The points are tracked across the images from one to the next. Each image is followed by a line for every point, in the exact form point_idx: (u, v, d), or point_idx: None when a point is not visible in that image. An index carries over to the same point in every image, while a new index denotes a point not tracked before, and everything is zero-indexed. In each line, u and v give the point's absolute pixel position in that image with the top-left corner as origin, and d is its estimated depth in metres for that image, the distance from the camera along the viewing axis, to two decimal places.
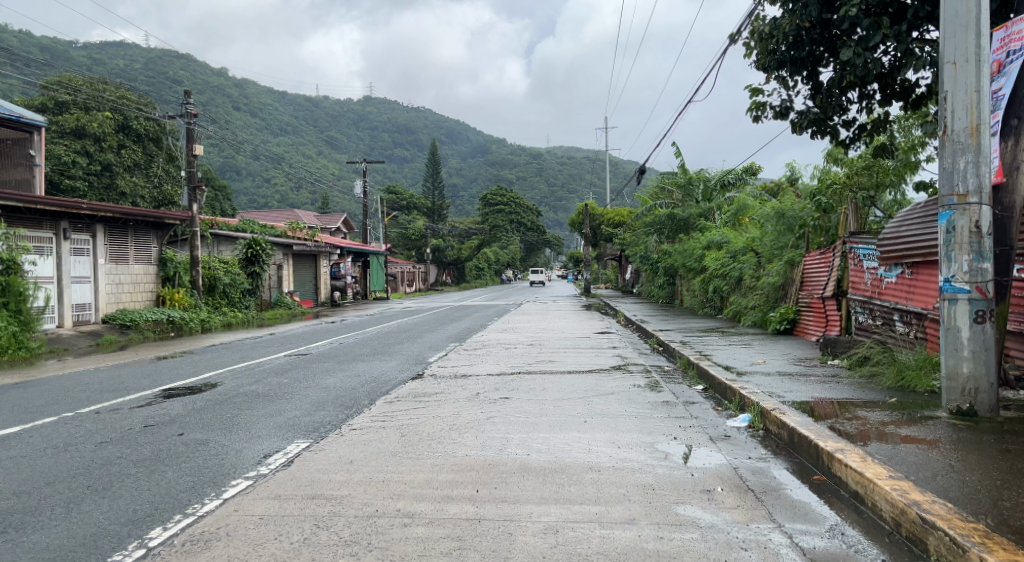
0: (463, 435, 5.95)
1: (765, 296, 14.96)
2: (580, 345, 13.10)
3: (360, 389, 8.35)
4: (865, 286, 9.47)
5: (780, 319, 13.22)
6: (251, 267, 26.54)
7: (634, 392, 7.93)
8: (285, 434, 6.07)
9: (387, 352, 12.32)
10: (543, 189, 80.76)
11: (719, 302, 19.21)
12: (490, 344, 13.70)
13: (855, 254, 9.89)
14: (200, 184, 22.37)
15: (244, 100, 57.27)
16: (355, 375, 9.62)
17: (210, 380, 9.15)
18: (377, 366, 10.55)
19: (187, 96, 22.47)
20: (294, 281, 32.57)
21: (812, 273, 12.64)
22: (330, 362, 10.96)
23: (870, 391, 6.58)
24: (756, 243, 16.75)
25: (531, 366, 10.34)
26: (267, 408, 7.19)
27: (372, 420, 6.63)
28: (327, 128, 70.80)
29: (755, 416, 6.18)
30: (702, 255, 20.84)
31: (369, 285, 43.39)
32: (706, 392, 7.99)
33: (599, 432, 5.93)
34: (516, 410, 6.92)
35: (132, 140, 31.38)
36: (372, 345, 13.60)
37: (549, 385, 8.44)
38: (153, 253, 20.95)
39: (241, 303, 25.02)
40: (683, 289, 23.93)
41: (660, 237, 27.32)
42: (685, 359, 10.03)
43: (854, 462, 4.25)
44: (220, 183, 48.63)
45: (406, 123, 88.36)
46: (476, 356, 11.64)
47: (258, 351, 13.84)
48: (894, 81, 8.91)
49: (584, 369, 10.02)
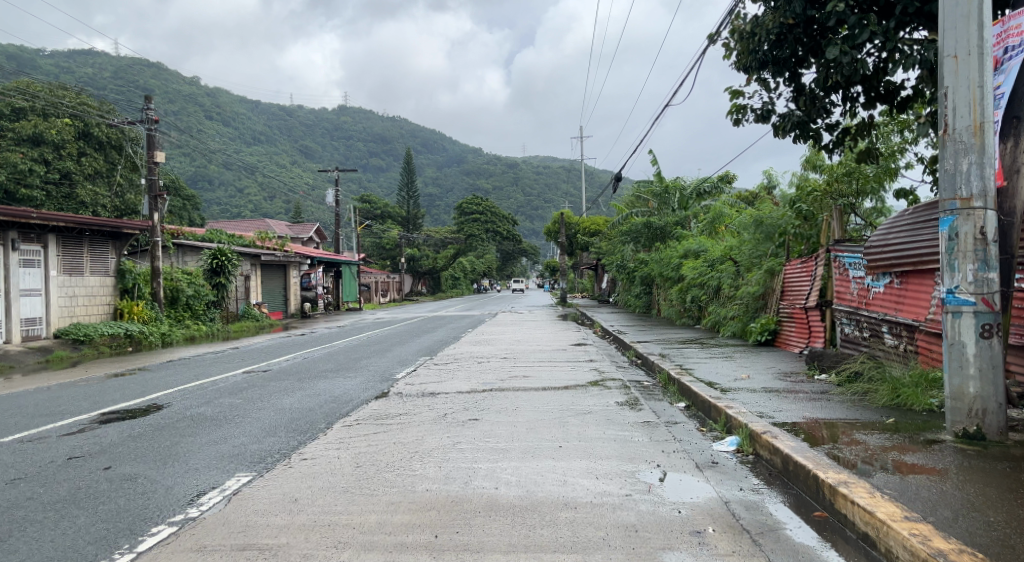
0: (425, 465, 5.38)
1: (745, 305, 14.55)
2: (554, 359, 12.57)
3: (318, 411, 7.73)
4: (851, 296, 9.08)
5: (761, 330, 12.86)
6: (217, 278, 25.67)
7: (613, 412, 7.42)
8: (226, 465, 5.44)
9: (352, 368, 11.71)
10: (519, 198, 80.36)
11: (697, 312, 18.85)
12: (461, 357, 13.12)
13: (840, 262, 9.49)
14: (161, 193, 21.58)
15: (215, 108, 56.32)
16: (314, 394, 8.99)
17: (156, 401, 8.47)
18: (339, 384, 9.92)
19: (148, 101, 21.69)
20: (263, 292, 31.73)
21: (793, 283, 12.29)
22: (290, 380, 10.31)
23: (864, 410, 6.14)
24: (734, 252, 16.43)
25: (504, 382, 9.80)
26: (212, 434, 6.55)
27: (327, 447, 6.04)
28: (301, 137, 69.84)
29: (743, 440, 5.70)
30: (679, 264, 20.47)
31: (341, 296, 42.57)
32: (689, 411, 7.50)
33: (576, 460, 5.40)
34: (486, 434, 6.36)
35: (93, 148, 30.39)
36: (338, 359, 12.96)
37: (521, 404, 7.90)
38: (110, 264, 20.07)
39: (205, 315, 24.16)
40: (660, 299, 23.55)
41: (637, 245, 27.02)
42: (664, 374, 9.56)
43: (861, 498, 3.79)
44: (189, 193, 47.58)
45: (381, 133, 87.77)
46: (446, 372, 11.05)
47: (216, 367, 13.14)
48: (879, 83, 8.57)
49: (559, 385, 9.51)
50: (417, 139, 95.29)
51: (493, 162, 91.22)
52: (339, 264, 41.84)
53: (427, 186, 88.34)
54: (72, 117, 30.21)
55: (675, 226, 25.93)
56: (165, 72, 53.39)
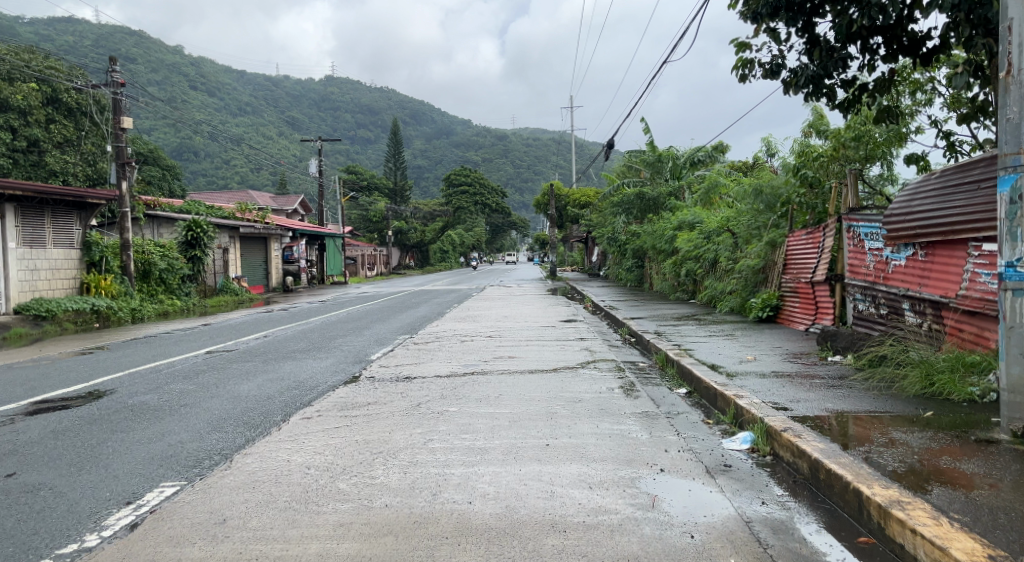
0: (388, 471, 4.56)
1: (743, 279, 13.78)
2: (542, 337, 11.77)
3: (276, 399, 6.88)
4: (866, 270, 8.26)
5: (761, 306, 12.15)
6: (192, 251, 24.60)
7: (607, 401, 6.63)
8: (154, 471, 4.61)
9: (325, 348, 10.87)
10: (508, 170, 79.13)
11: (692, 286, 18.10)
12: (443, 335, 12.28)
13: (854, 233, 8.63)
14: (130, 161, 20.54)
15: (199, 78, 54.75)
16: (277, 379, 8.15)
17: (99, 388, 7.61)
18: (306, 367, 9.07)
19: (114, 63, 20.51)
20: (243, 265, 30.73)
21: (797, 256, 11.54)
22: (254, 362, 9.45)
23: (895, 401, 5.36)
24: (731, 224, 15.65)
25: (488, 364, 9.01)
26: (147, 430, 5.69)
27: (278, 446, 5.20)
28: (286, 107, 68.18)
29: (758, 437, 4.92)
30: (673, 236, 19.65)
31: (325, 269, 41.61)
32: (691, 399, 6.72)
33: (567, 465, 4.59)
34: (463, 429, 5.56)
35: (62, 115, 29.11)
36: (311, 339, 12.09)
37: (505, 391, 7.10)
38: (75, 235, 19.02)
39: (180, 289, 23.21)
40: (653, 272, 22.76)
41: (628, 217, 26.19)
42: (661, 354, 8.79)
43: (926, 526, 3.02)
44: (169, 162, 46.23)
45: (369, 104, 86.02)
46: (426, 352, 10.23)
47: (182, 345, 12.26)
48: (903, 32, 7.73)
49: (547, 367, 8.72)
50: (407, 109, 93.21)
51: (483, 134, 89.72)
52: (323, 237, 40.82)
53: (415, 158, 86.89)
54: (39, 81, 28.77)
55: (669, 196, 25.05)
56: (147, 40, 51.61)
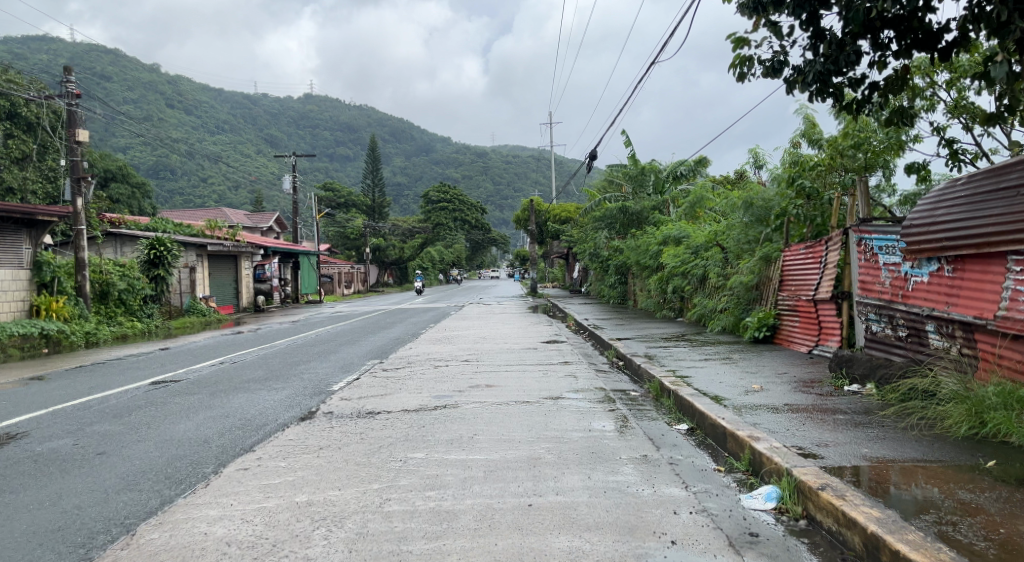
0: (329, 551, 3.60)
1: (736, 297, 12.97)
2: (523, 361, 10.84)
3: (213, 444, 5.88)
4: (881, 287, 7.42)
5: (757, 326, 11.32)
6: (155, 270, 23.32)
7: (598, 442, 5.70)
8: (26, 554, 3.63)
9: (284, 376, 9.86)
10: (488, 187, 78.52)
11: (679, 304, 17.30)
12: (416, 360, 11.30)
13: (866, 245, 7.76)
14: (86, 176, 19.48)
15: (177, 96, 53.63)
16: (222, 416, 7.14)
17: (8, 430, 6.56)
18: (257, 400, 8.05)
19: (69, 72, 19.46)
20: (212, 285, 29.45)
21: (796, 271, 10.75)
22: (200, 395, 8.40)
23: (944, 446, 4.50)
24: (721, 238, 14.90)
25: (462, 395, 8.03)
26: (43, 489, 4.69)
27: (196, 511, 4.21)
28: (265, 125, 67.08)
29: (787, 495, 4.03)
30: (658, 251, 18.88)
31: (299, 288, 40.46)
32: (696, 437, 5.81)
33: (556, 540, 3.66)
34: (429, 485, 4.61)
35: (20, 130, 27.79)
36: (270, 365, 11.05)
37: (481, 431, 6.15)
38: (24, 254, 17.82)
39: (142, 311, 22.05)
40: (637, 288, 21.98)
41: (611, 232, 25.42)
42: (655, 383, 7.88)
43: None
44: (140, 180, 44.93)
45: (348, 122, 85.12)
46: (395, 381, 9.24)
47: (129, 372, 11.16)
48: (918, 24, 6.96)
49: (528, 398, 7.78)
50: (386, 127, 92.10)
51: (462, 151, 89.21)
52: (297, 254, 39.71)
53: (395, 175, 86.00)
54: None
55: (653, 211, 24.33)
56: (123, 58, 50.46)
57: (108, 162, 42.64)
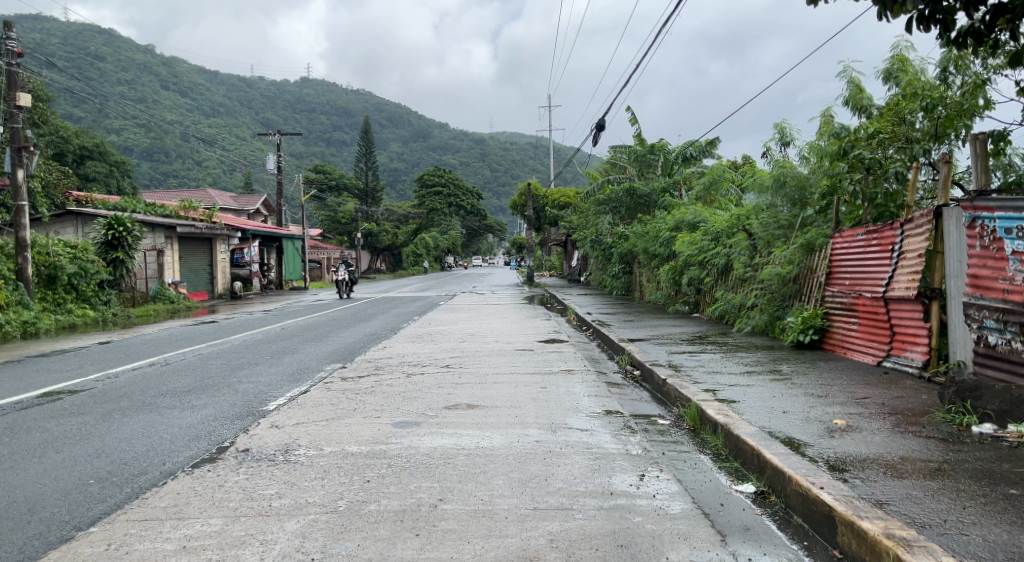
0: None
1: (769, 291, 10.91)
2: (517, 368, 8.81)
3: (37, 518, 3.84)
4: (1006, 286, 5.39)
5: (799, 329, 9.34)
6: (113, 252, 21.16)
7: (632, 525, 3.65)
8: None
9: (214, 389, 7.75)
10: (486, 173, 76.49)
11: (694, 297, 15.29)
12: (386, 366, 9.25)
13: (981, 228, 5.71)
14: (29, 145, 17.49)
15: (172, 78, 51.51)
16: (91, 455, 5.05)
17: None
18: (158, 427, 5.98)
19: (9, 28, 17.27)
20: (182, 269, 27.31)
21: (850, 263, 8.75)
22: (86, 417, 6.31)
23: None
24: (748, 222, 12.87)
25: (433, 423, 6.01)
26: None
27: None
28: (259, 108, 64.88)
29: None
30: (669, 238, 16.86)
31: (283, 274, 38.50)
32: (778, 514, 3.80)
33: None
34: None
35: None
36: (207, 371, 8.96)
37: (448, 497, 4.14)
38: None
39: (97, 298, 19.97)
40: (644, 279, 20.00)
41: (615, 217, 23.42)
42: (693, 409, 5.86)
43: None
44: (119, 158, 42.68)
45: (344, 105, 82.74)
46: (353, 397, 7.22)
47: (34, 376, 9.09)
48: None
49: (522, 430, 5.75)
50: (383, 111, 89.18)
51: (460, 137, 87.07)
52: (281, 238, 37.77)
53: (391, 160, 83.69)
54: None
55: (662, 193, 22.37)
56: (118, 39, 48.34)
57: (85, 139, 40.37)
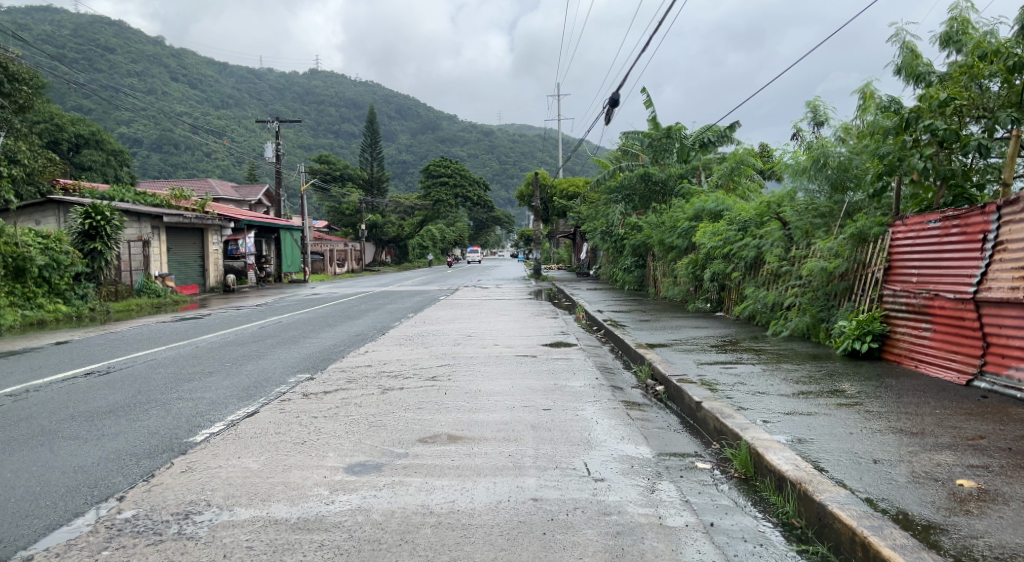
0: None
1: (812, 289, 9.35)
2: (517, 381, 7.33)
3: None
4: None
5: (853, 335, 7.80)
6: (91, 243, 19.76)
7: None
8: None
9: (141, 409, 6.29)
10: (493, 164, 74.81)
11: (717, 294, 13.75)
12: (361, 378, 7.77)
13: None
14: None
15: (180, 68, 50.19)
16: None
17: None
18: (36, 470, 4.51)
19: None
20: (171, 260, 25.98)
21: (916, 256, 7.18)
22: None
23: None
24: (781, 208, 11.24)
25: (395, 467, 4.52)
26: None
27: None
28: (269, 99, 63.64)
29: None
30: (689, 229, 15.31)
31: (282, 267, 37.00)
32: None
33: None
34: None
35: None
36: (149, 384, 7.51)
37: None
38: None
39: (71, 291, 18.70)
40: (660, 273, 18.48)
41: (628, 206, 21.89)
42: (746, 453, 4.34)
43: None
44: (116, 147, 41.23)
45: (354, 98, 81.36)
46: (308, 423, 5.75)
47: None
48: None
49: (516, 480, 4.24)
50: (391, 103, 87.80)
51: (469, 128, 85.42)
52: (279, 229, 36.43)
53: (399, 152, 82.11)
54: None
55: (680, 180, 20.86)
56: (122, 27, 47.05)
57: (81, 126, 39.01)
